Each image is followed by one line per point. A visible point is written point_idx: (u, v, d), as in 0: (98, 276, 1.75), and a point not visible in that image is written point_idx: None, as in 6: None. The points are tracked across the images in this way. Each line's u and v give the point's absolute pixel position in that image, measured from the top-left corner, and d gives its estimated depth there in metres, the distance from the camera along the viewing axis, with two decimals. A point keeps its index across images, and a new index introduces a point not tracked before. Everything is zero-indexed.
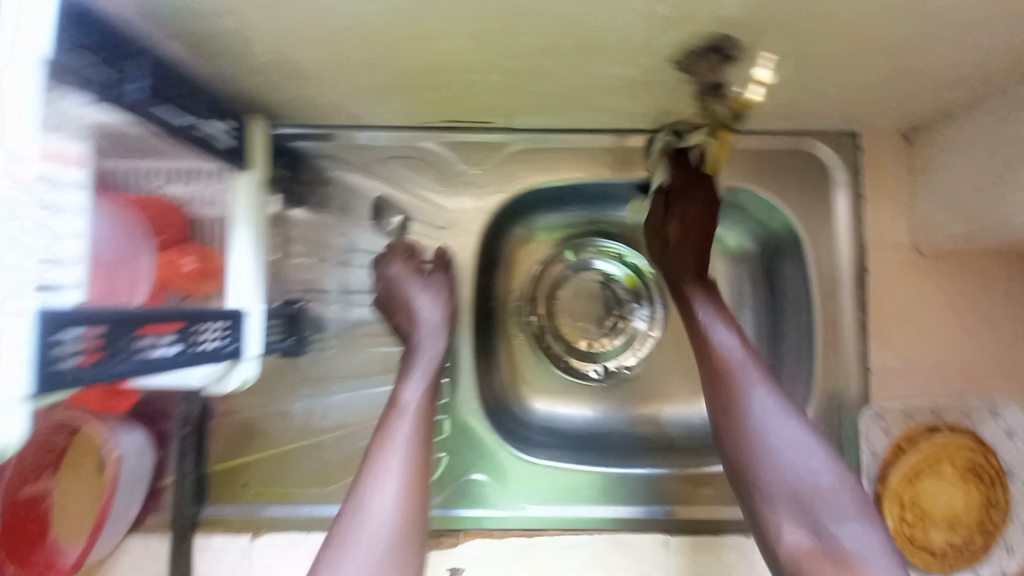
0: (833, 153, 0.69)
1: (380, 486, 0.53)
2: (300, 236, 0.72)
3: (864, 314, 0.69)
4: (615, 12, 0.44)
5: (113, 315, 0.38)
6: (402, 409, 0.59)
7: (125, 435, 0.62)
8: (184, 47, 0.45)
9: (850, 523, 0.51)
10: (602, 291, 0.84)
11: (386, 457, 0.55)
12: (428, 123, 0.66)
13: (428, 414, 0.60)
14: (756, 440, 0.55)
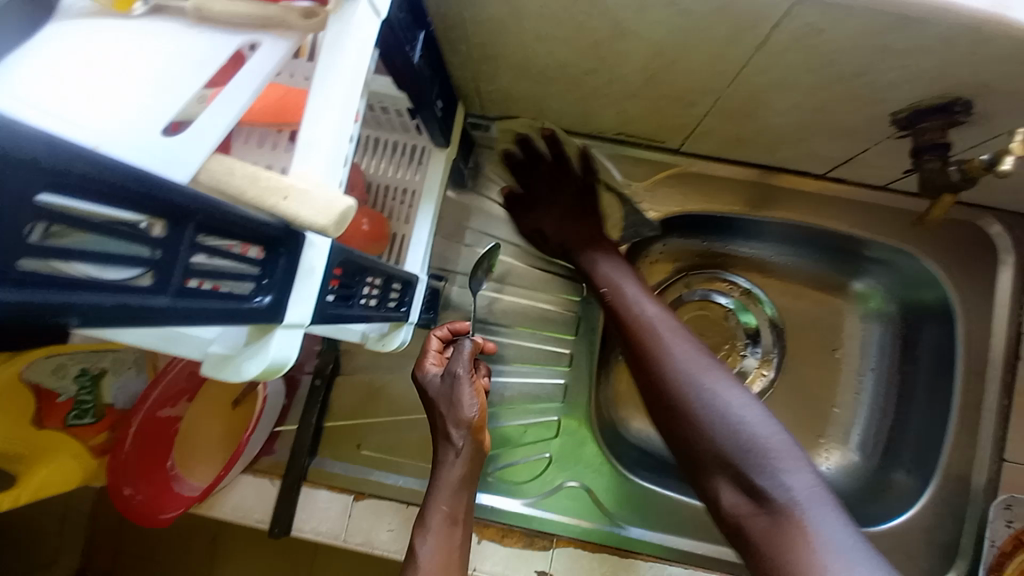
0: (1004, 233, 0.68)
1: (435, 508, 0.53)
2: (450, 218, 0.76)
3: (1009, 401, 0.67)
4: (871, 57, 0.45)
5: (358, 261, 0.41)
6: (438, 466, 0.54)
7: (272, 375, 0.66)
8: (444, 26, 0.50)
9: (825, 513, 0.45)
10: (721, 324, 0.83)
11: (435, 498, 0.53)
12: (602, 133, 0.70)
13: (448, 546, 0.51)
14: (684, 383, 0.56)
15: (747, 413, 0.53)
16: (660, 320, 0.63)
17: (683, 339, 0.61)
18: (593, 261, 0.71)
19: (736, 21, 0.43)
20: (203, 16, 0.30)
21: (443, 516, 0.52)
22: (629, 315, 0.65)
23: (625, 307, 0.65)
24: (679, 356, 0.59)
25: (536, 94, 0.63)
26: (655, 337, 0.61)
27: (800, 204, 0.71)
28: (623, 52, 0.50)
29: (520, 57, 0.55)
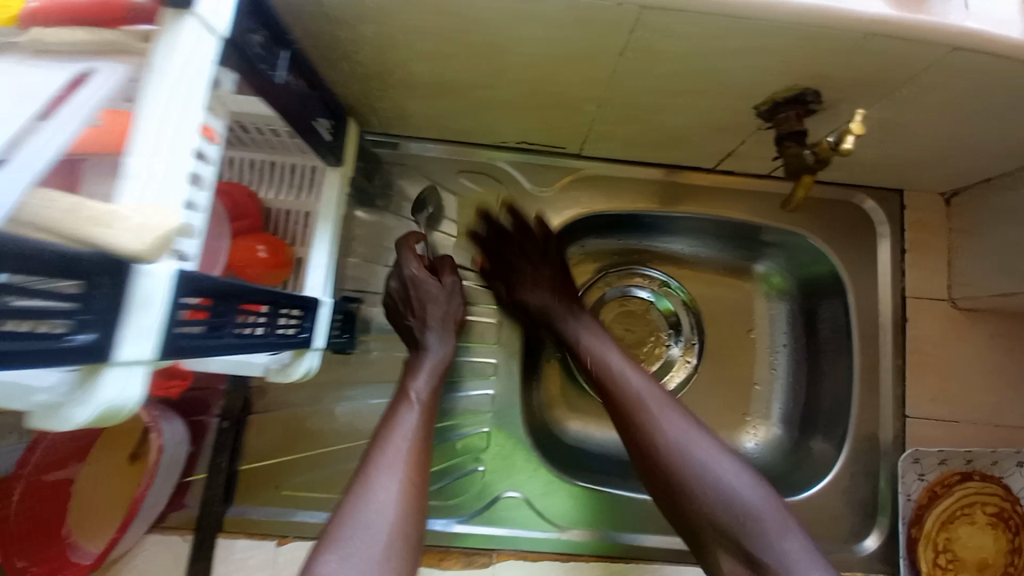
0: (877, 207, 0.75)
1: (387, 469, 0.50)
2: (362, 237, 0.73)
3: (902, 361, 0.72)
4: (726, 56, 0.48)
5: (229, 288, 0.39)
6: (408, 403, 0.57)
7: (168, 423, 0.61)
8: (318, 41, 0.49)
9: (795, 544, 0.52)
10: (643, 317, 0.85)
11: (388, 449, 0.51)
12: (505, 142, 0.71)
13: (431, 414, 0.57)
14: (697, 499, 0.55)
15: (748, 491, 0.55)
16: (665, 415, 0.59)
17: (669, 405, 0.60)
18: (575, 331, 0.68)
19: (596, 25, 0.44)
20: (42, 49, 0.33)
21: (421, 391, 0.59)
22: (647, 440, 0.58)
23: (642, 412, 0.59)
24: (671, 428, 0.58)
25: (431, 108, 0.63)
26: (662, 446, 0.57)
27: (699, 197, 0.75)
28: (502, 62, 0.51)
29: (404, 72, 0.55)
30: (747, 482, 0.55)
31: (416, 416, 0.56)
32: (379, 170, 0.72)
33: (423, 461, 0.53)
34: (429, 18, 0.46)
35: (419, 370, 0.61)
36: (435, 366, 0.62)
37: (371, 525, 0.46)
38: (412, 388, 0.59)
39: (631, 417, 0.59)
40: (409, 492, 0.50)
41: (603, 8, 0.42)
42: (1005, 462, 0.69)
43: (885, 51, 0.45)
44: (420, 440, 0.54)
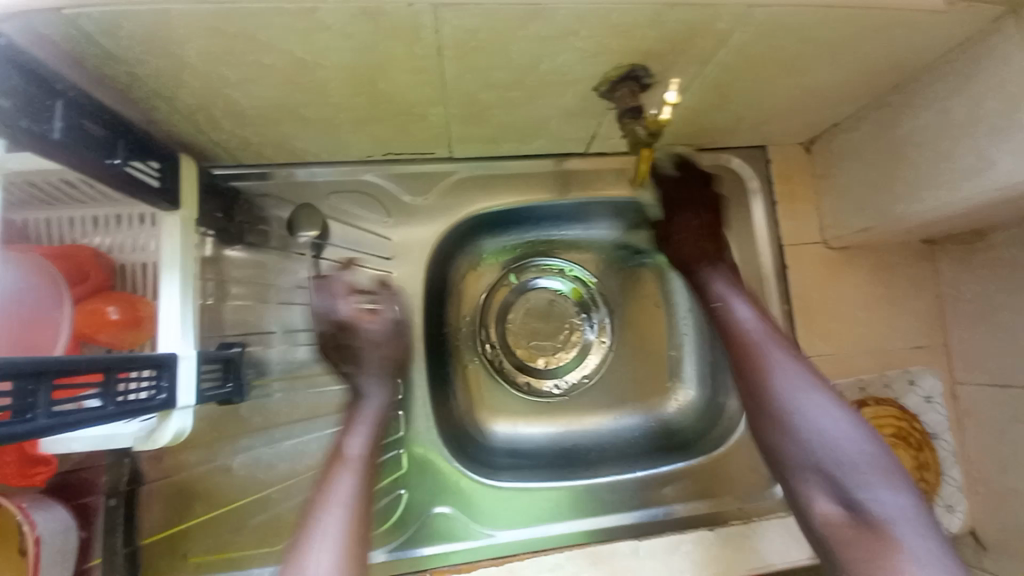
0: (745, 164, 0.78)
1: (320, 542, 0.52)
2: (238, 277, 0.69)
3: (789, 306, 0.75)
4: (540, 45, 0.48)
5: (46, 365, 0.38)
6: (342, 464, 0.59)
7: (42, 515, 0.55)
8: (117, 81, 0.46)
9: (914, 528, 0.52)
10: (551, 308, 0.86)
11: (325, 517, 0.54)
12: (370, 157, 0.68)
13: (371, 469, 0.60)
14: (796, 437, 0.59)
15: (840, 428, 0.58)
16: (785, 367, 0.62)
17: (779, 346, 0.64)
18: (709, 278, 0.71)
19: (395, 30, 0.43)
20: None
21: (358, 456, 0.60)
22: (762, 382, 0.62)
23: (761, 365, 0.63)
24: (779, 364, 0.62)
25: (275, 133, 0.60)
26: (780, 393, 0.61)
27: (578, 182, 0.76)
28: (322, 78, 0.50)
29: (227, 101, 0.52)
30: (845, 428, 0.58)
31: (354, 467, 0.59)
32: (238, 206, 0.67)
33: (360, 511, 0.56)
34: (222, 42, 0.43)
35: (354, 429, 0.62)
36: (372, 419, 0.63)
37: (324, 542, 0.52)
38: (346, 449, 0.60)
39: (753, 361, 0.64)
40: (355, 540, 0.54)
41: (393, 12, 0.41)
42: (897, 383, 0.74)
43: (684, 20, 0.46)
44: (358, 487, 0.57)
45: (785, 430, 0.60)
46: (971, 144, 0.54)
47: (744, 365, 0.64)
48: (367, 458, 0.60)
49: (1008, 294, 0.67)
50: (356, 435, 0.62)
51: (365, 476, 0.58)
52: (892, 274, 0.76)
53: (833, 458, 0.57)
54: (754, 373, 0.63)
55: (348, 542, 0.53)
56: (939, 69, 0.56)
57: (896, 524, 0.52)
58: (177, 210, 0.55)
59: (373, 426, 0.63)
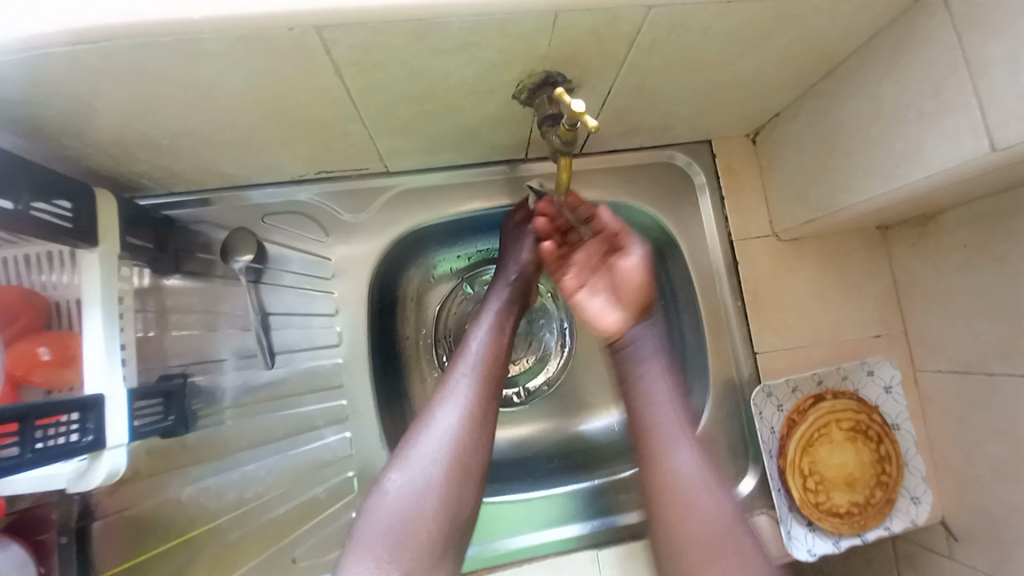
0: (692, 159, 0.77)
1: (440, 414, 0.61)
2: (177, 305, 0.68)
3: (741, 302, 0.75)
4: (442, 56, 0.47)
5: None
6: (461, 361, 0.65)
7: None
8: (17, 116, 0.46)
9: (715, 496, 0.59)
10: None
11: (446, 396, 0.62)
12: (302, 175, 0.68)
13: (491, 370, 0.65)
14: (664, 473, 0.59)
15: (698, 470, 0.60)
16: (654, 390, 0.61)
17: (662, 369, 0.63)
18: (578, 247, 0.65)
19: (286, 53, 0.43)
20: None
21: (473, 355, 0.65)
22: (643, 414, 0.61)
23: (642, 400, 0.62)
24: (654, 391, 0.61)
25: (199, 160, 0.59)
26: (659, 433, 0.60)
27: (522, 187, 0.74)
28: (228, 105, 0.49)
29: (139, 133, 0.52)
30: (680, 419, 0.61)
31: (474, 364, 0.65)
32: (170, 235, 0.67)
33: (490, 399, 0.63)
34: (115, 78, 0.43)
35: (474, 331, 0.68)
36: (490, 333, 0.68)
37: (435, 439, 0.60)
38: (467, 348, 0.66)
39: (632, 389, 0.62)
40: (476, 424, 0.61)
41: (280, 38, 0.41)
42: (855, 374, 0.72)
43: (584, 24, 0.45)
44: (481, 385, 0.63)
45: (656, 456, 0.60)
46: (898, 131, 0.53)
47: (625, 392, 0.63)
48: (501, 347, 0.68)
49: (959, 278, 0.65)
50: (478, 335, 0.67)
51: (487, 374, 0.64)
52: (846, 262, 0.74)
53: (686, 483, 0.59)
54: (637, 406, 0.62)
55: (456, 434, 0.60)
56: (863, 55, 0.55)
57: (699, 495, 0.59)
58: (96, 247, 0.55)
59: (493, 339, 0.67)
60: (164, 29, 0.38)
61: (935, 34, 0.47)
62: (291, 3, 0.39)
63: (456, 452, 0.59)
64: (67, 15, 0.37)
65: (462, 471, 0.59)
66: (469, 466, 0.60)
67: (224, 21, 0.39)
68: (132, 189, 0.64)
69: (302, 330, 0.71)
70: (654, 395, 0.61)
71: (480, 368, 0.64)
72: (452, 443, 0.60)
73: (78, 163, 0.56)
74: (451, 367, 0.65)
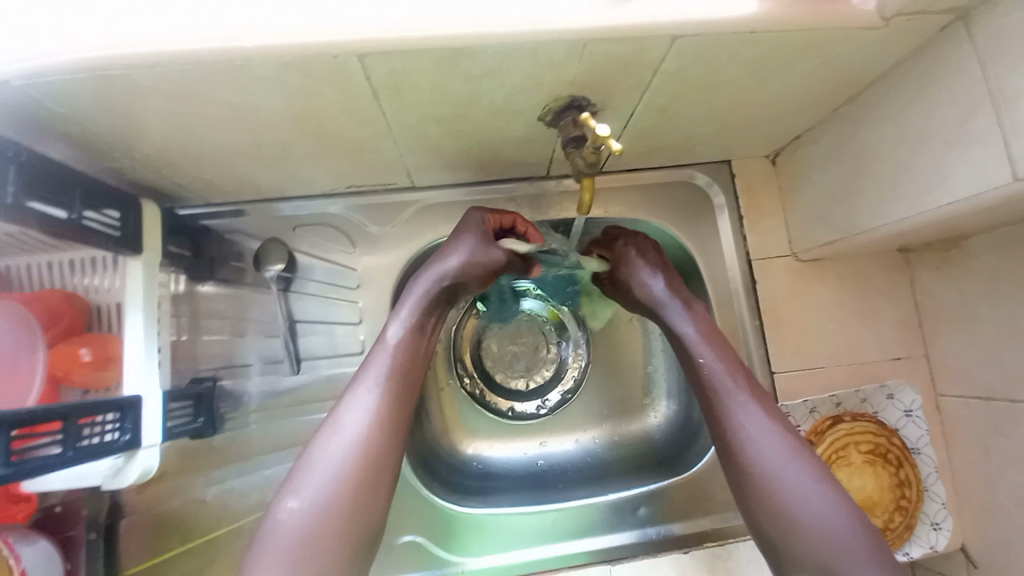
0: (711, 180, 0.78)
1: (349, 411, 0.54)
2: (210, 311, 0.70)
3: (758, 319, 0.75)
4: (472, 81, 0.49)
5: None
6: (381, 350, 0.58)
7: (25, 546, 0.54)
8: (76, 131, 0.49)
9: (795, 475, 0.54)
10: (529, 327, 0.86)
11: (359, 390, 0.56)
12: (333, 189, 0.70)
13: (403, 367, 0.57)
14: (758, 481, 0.55)
15: (778, 450, 0.55)
16: (749, 416, 0.57)
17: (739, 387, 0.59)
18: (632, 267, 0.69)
19: (326, 77, 0.46)
20: None
21: (394, 340, 0.58)
22: (731, 442, 0.57)
23: (731, 427, 0.58)
24: (740, 416, 0.58)
25: (237, 172, 0.62)
26: (759, 464, 0.55)
27: (542, 205, 0.76)
28: (268, 123, 0.52)
29: (184, 146, 0.55)
30: (750, 415, 0.57)
31: (388, 358, 0.57)
32: (207, 242, 0.69)
33: (393, 415, 0.55)
34: (168, 97, 0.46)
35: (395, 317, 0.59)
36: (412, 322, 0.59)
37: (340, 448, 0.52)
38: (387, 335, 0.59)
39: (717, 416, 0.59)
40: (376, 438, 0.54)
41: (324, 63, 0.44)
42: (874, 398, 0.73)
43: (612, 52, 0.47)
44: (383, 400, 0.55)
45: (735, 439, 0.57)
46: (928, 155, 0.53)
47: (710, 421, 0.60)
48: (416, 351, 0.59)
49: (982, 302, 0.65)
50: (387, 344, 0.58)
51: (392, 387, 0.56)
52: (866, 284, 0.74)
53: (797, 507, 0.53)
54: (723, 434, 0.58)
55: (364, 450, 0.53)
56: (890, 81, 0.56)
57: (777, 475, 0.54)
58: (140, 255, 0.58)
59: (409, 336, 0.59)
60: (217, 53, 0.41)
61: (962, 61, 0.48)
62: (337, 30, 0.41)
63: (362, 467, 0.52)
64: (127, 41, 0.40)
65: (366, 483, 0.52)
66: (373, 490, 0.52)
67: (274, 47, 0.41)
68: (173, 201, 0.68)
69: (326, 338, 0.74)
70: (737, 417, 0.58)
71: (389, 378, 0.56)
72: (351, 461, 0.52)
73: (124, 173, 0.59)
74: (356, 380, 0.57)
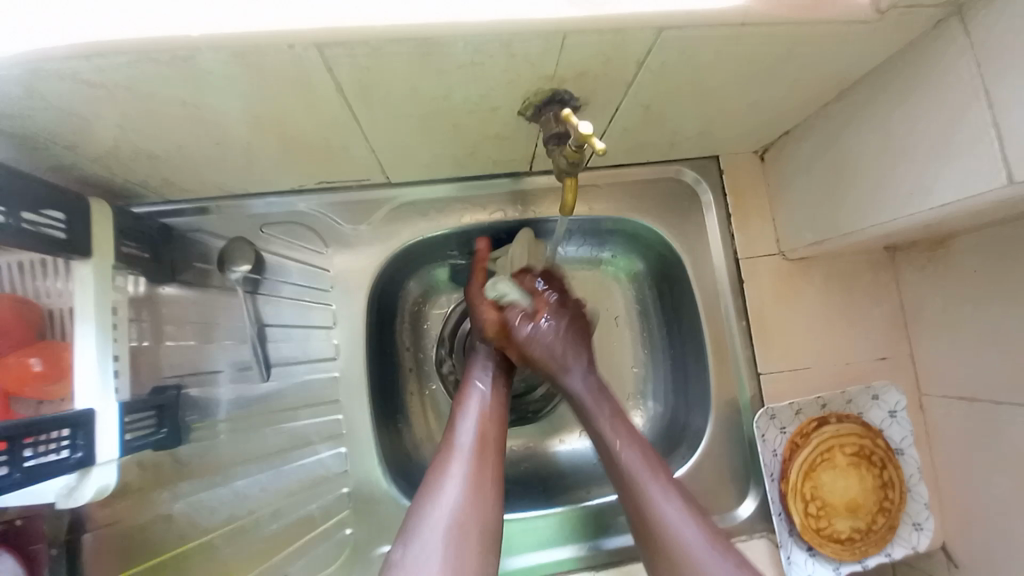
0: (699, 177, 0.76)
1: (450, 463, 0.57)
2: (172, 316, 0.67)
3: (745, 321, 0.74)
4: (446, 76, 0.46)
5: None
6: (468, 400, 0.63)
7: None
8: (11, 129, 0.45)
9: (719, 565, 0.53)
10: None
11: (453, 449, 0.58)
12: (302, 186, 0.66)
13: (495, 413, 0.62)
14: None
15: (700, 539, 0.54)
16: (661, 499, 0.57)
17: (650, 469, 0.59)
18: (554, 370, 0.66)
19: (287, 71, 0.42)
20: None
21: (481, 388, 0.64)
22: (664, 551, 0.55)
23: (654, 524, 0.56)
24: (667, 516, 0.56)
25: (199, 171, 0.58)
26: None
27: (525, 202, 0.73)
28: (226, 120, 0.48)
29: (136, 144, 0.51)
30: (670, 510, 0.56)
31: (478, 408, 0.62)
32: (167, 245, 0.66)
33: (490, 483, 0.56)
34: (113, 93, 0.42)
35: (476, 368, 0.67)
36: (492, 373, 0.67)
37: (442, 500, 0.54)
38: (472, 387, 0.64)
39: (644, 521, 0.57)
40: (474, 507, 0.54)
41: (282, 57, 0.40)
42: (860, 398, 0.71)
43: (594, 47, 0.44)
44: (476, 471, 0.56)
45: (656, 535, 0.56)
46: (914, 159, 0.51)
47: (637, 527, 0.57)
48: (497, 401, 0.64)
49: (968, 304, 0.64)
50: (466, 417, 0.61)
51: (480, 457, 0.57)
52: (853, 284, 0.73)
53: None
54: (655, 541, 0.55)
55: (460, 519, 0.52)
56: (877, 78, 0.54)
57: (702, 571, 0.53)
58: (90, 259, 0.54)
59: (491, 387, 0.65)
60: (165, 48, 0.38)
61: (953, 61, 0.46)
62: (293, 21, 0.38)
63: (464, 533, 0.52)
64: (61, 34, 0.36)
65: (473, 549, 0.51)
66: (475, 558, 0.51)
67: (224, 39, 0.38)
68: (126, 198, 0.63)
69: (299, 343, 0.70)
70: (656, 503, 0.57)
71: (475, 448, 0.58)
72: (456, 527, 0.52)
73: (74, 172, 0.54)
74: (443, 451, 0.58)
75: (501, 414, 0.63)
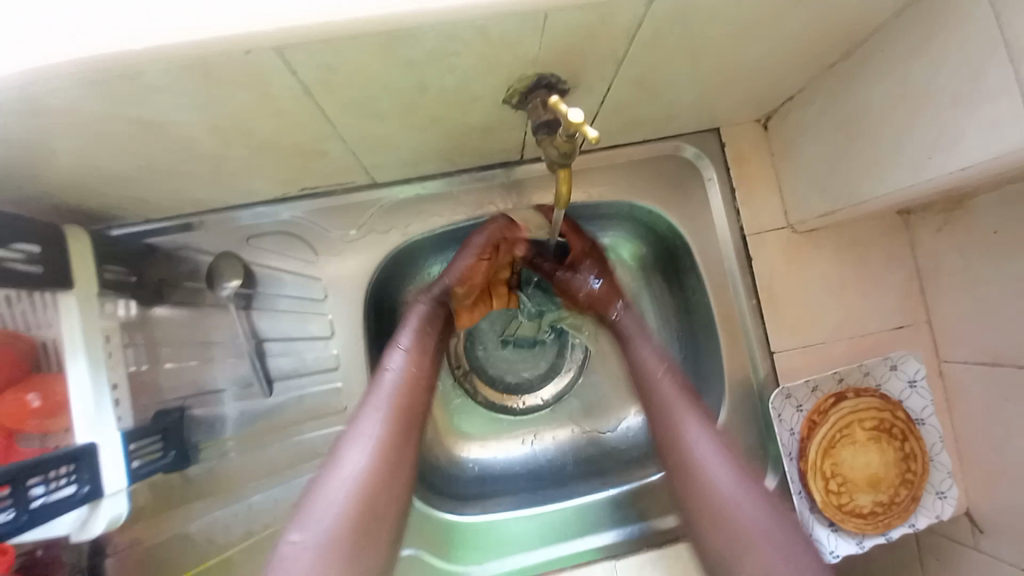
0: (700, 151, 0.72)
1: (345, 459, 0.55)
2: (167, 337, 0.65)
3: (755, 298, 0.71)
4: (422, 66, 0.42)
5: None
6: (377, 388, 0.59)
7: None
8: None
9: (730, 476, 0.59)
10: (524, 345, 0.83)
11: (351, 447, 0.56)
12: (286, 193, 0.64)
13: (408, 394, 0.59)
14: (712, 506, 0.58)
15: (732, 479, 0.59)
16: (692, 427, 0.61)
17: (692, 407, 0.62)
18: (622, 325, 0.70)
19: (253, 76, 0.39)
20: None
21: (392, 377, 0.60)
22: (695, 478, 0.60)
23: (685, 450, 0.61)
24: (695, 440, 0.60)
25: (175, 186, 0.56)
26: (719, 498, 0.58)
27: (519, 191, 0.70)
28: (195, 134, 0.46)
29: (105, 165, 0.48)
30: (704, 438, 0.61)
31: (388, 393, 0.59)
32: (151, 264, 0.64)
33: (403, 438, 0.58)
34: (72, 116, 0.40)
35: (392, 352, 0.62)
36: (403, 360, 0.61)
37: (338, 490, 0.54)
38: (382, 372, 0.60)
39: (674, 446, 0.61)
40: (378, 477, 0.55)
41: (238, 61, 0.37)
42: (877, 370, 0.69)
43: (578, 22, 0.41)
44: (378, 452, 0.56)
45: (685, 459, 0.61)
46: (933, 118, 0.48)
47: (668, 454, 0.62)
48: (410, 379, 0.61)
49: (989, 264, 0.61)
50: (391, 366, 0.61)
51: (386, 433, 0.57)
52: (866, 253, 0.70)
53: (743, 519, 0.57)
54: (682, 463, 0.61)
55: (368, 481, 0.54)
56: (891, 32, 0.50)
57: (735, 502, 0.58)
58: (72, 290, 0.52)
59: (406, 372, 0.61)
60: (112, 65, 0.35)
61: (974, 7, 0.42)
62: (246, 21, 0.34)
63: (380, 484, 0.55)
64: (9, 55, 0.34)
65: (382, 505, 0.55)
66: (388, 503, 0.56)
67: (175, 49, 0.35)
68: (104, 222, 0.61)
69: (298, 355, 0.69)
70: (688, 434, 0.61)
71: (393, 408, 0.58)
72: (362, 486, 0.54)
73: (47, 201, 0.52)
74: (362, 406, 0.59)
75: (414, 395, 0.60)
